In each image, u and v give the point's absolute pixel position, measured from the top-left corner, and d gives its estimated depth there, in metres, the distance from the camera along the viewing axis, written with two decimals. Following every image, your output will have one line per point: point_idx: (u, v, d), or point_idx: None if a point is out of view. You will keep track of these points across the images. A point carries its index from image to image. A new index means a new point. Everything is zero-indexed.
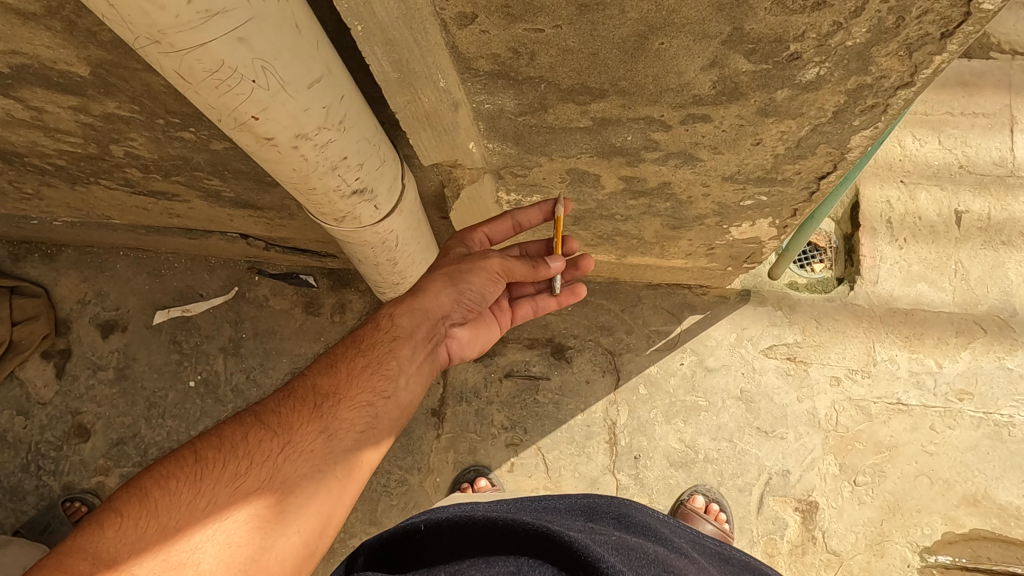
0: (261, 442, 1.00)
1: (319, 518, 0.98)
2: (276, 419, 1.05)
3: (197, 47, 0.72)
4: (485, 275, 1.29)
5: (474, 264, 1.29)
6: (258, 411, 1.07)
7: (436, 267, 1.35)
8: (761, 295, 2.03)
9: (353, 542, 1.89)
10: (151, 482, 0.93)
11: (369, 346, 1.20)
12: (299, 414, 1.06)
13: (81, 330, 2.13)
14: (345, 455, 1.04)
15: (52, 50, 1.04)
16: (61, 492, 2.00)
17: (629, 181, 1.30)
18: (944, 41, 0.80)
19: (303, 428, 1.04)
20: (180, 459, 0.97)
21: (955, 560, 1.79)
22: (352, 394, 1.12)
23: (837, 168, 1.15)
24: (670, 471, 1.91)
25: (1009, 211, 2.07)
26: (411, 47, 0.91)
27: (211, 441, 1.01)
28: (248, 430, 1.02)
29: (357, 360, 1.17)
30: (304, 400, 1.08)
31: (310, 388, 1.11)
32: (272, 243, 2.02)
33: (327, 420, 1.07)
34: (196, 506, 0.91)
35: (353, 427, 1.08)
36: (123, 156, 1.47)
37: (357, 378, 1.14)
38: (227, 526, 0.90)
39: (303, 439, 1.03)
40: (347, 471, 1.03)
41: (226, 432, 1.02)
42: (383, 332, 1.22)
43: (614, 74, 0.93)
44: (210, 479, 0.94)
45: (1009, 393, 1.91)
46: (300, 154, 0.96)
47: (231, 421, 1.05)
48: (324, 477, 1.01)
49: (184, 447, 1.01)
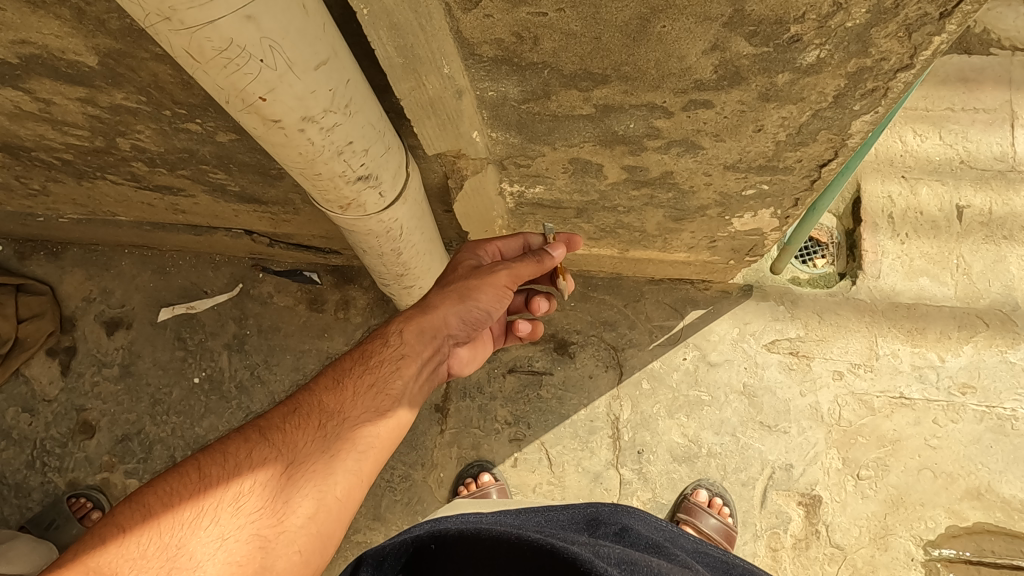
0: (265, 461, 1.01)
1: (319, 537, 0.99)
2: (280, 436, 1.05)
3: (207, 23, 0.73)
4: (494, 291, 1.26)
5: (483, 281, 1.25)
6: (263, 425, 1.07)
7: (448, 280, 1.31)
8: (763, 290, 2.04)
9: (357, 537, 1.91)
10: (154, 499, 0.95)
11: (375, 362, 1.18)
12: (303, 432, 1.06)
13: (86, 328, 2.14)
14: (347, 475, 1.04)
15: (60, 39, 1.06)
16: (65, 488, 2.01)
17: (632, 171, 1.31)
18: (942, 21, 0.81)
19: (307, 447, 1.04)
20: (185, 475, 0.99)
21: (959, 554, 1.79)
22: (357, 412, 1.11)
23: (838, 155, 1.16)
24: (673, 465, 1.92)
25: (1009, 206, 2.08)
26: (416, 31, 0.92)
27: (215, 456, 1.02)
28: (252, 447, 1.03)
29: (363, 377, 1.16)
30: (308, 417, 1.09)
31: (315, 405, 1.11)
32: (277, 239, 2.03)
33: (331, 439, 1.07)
34: (198, 525, 0.93)
35: (356, 447, 1.07)
36: (129, 149, 1.48)
37: (361, 396, 1.13)
38: (227, 546, 0.92)
39: (305, 459, 1.03)
40: (347, 490, 1.04)
41: (231, 448, 1.03)
42: (390, 348, 1.20)
43: (617, 59, 0.94)
44: (213, 498, 0.96)
45: (1012, 387, 1.91)
46: (306, 137, 0.96)
47: (235, 436, 1.06)
48: (326, 497, 1.01)
49: (188, 462, 1.02)
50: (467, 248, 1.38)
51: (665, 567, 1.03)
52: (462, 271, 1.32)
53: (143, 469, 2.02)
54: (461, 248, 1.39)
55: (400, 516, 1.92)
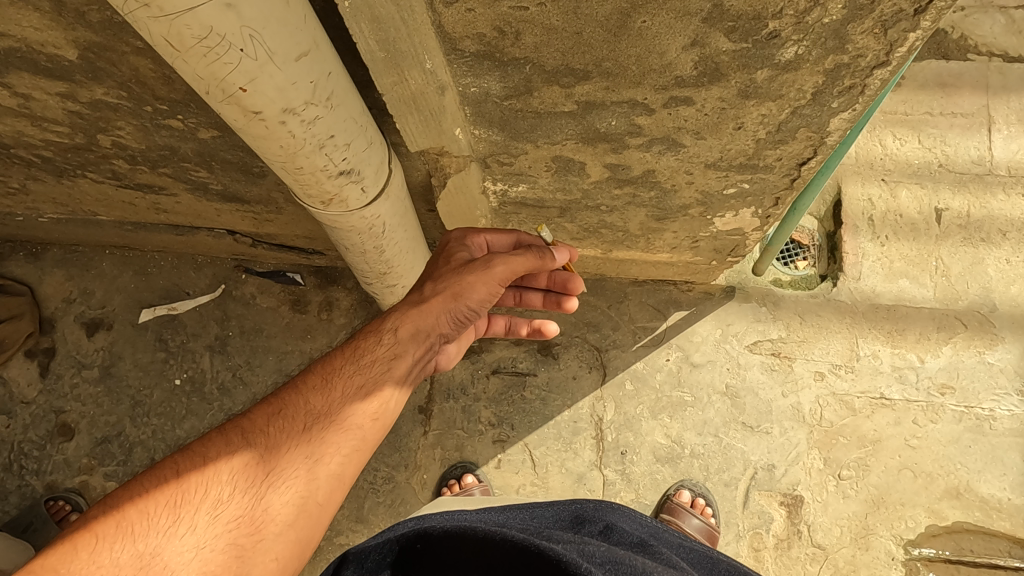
0: (245, 466, 1.00)
1: (296, 544, 0.99)
2: (263, 440, 1.03)
3: (186, 10, 0.73)
4: (487, 288, 1.26)
5: (476, 279, 1.24)
6: (246, 427, 1.05)
7: (440, 274, 1.28)
8: (745, 292, 2.05)
9: (340, 540, 1.89)
10: (129, 503, 0.93)
11: (366, 362, 1.17)
12: (286, 437, 1.04)
13: (66, 329, 2.12)
14: (329, 480, 1.04)
15: (40, 32, 1.05)
16: (43, 491, 1.98)
17: (614, 169, 1.32)
18: (917, 17, 0.82)
19: (290, 452, 1.03)
20: (162, 479, 0.97)
21: (939, 553, 1.81)
22: (343, 415, 1.10)
23: (817, 153, 1.17)
24: (656, 466, 1.92)
25: (987, 209, 2.11)
26: (398, 26, 0.93)
27: (194, 459, 0.99)
28: (234, 451, 1.01)
29: (352, 378, 1.14)
30: (293, 420, 1.07)
31: (301, 406, 1.09)
32: (259, 239, 2.02)
33: (316, 444, 1.05)
34: (173, 533, 0.91)
35: (341, 450, 1.07)
36: (110, 146, 1.47)
37: (349, 397, 1.12)
38: (203, 555, 0.91)
39: (288, 463, 1.02)
40: (328, 495, 1.03)
41: (210, 450, 1.01)
42: (383, 347, 1.19)
43: (598, 54, 0.95)
44: (191, 505, 0.94)
45: (989, 387, 1.94)
46: (287, 130, 0.96)
47: (216, 436, 1.04)
48: (307, 503, 1.01)
49: (166, 464, 1.00)
50: (456, 241, 1.35)
51: (650, 565, 1.03)
52: (454, 266, 1.29)
53: (123, 472, 1.99)
54: (450, 237, 1.36)
55: (383, 518, 1.91)
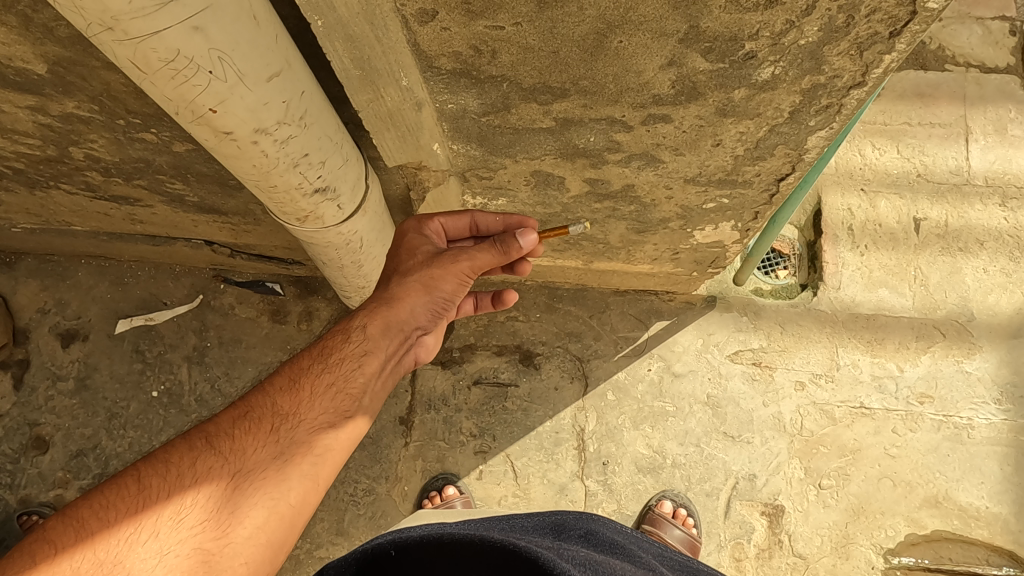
0: (211, 471, 0.98)
1: (267, 547, 0.97)
2: (229, 444, 1.01)
3: (152, 34, 0.72)
4: (456, 279, 1.24)
5: (446, 271, 1.22)
6: (211, 431, 1.03)
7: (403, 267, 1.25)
8: (726, 302, 2.05)
9: (319, 553, 1.87)
10: (89, 513, 0.91)
11: (336, 360, 1.15)
12: (253, 439, 1.03)
13: (41, 340, 2.08)
14: (300, 481, 1.02)
15: (7, 46, 1.03)
16: (17, 506, 1.95)
17: (593, 184, 1.31)
18: (892, 40, 0.82)
19: (258, 456, 1.01)
20: (122, 487, 0.94)
21: (918, 561, 1.82)
22: (313, 415, 1.08)
23: (795, 169, 1.17)
24: (638, 476, 1.92)
25: (964, 219, 2.12)
26: (373, 45, 0.91)
27: (156, 466, 0.97)
28: (198, 456, 0.99)
29: (321, 377, 1.13)
30: (260, 420, 1.05)
31: (268, 408, 1.07)
32: (238, 250, 2.00)
33: (284, 443, 1.04)
34: (136, 540, 0.89)
35: (312, 451, 1.05)
36: (82, 158, 1.44)
37: (319, 397, 1.10)
38: (168, 561, 0.89)
39: (255, 467, 1.00)
40: (301, 496, 1.02)
41: (173, 456, 0.99)
42: (352, 344, 1.17)
43: (575, 73, 0.94)
44: (154, 511, 0.92)
45: (967, 396, 1.95)
46: (260, 149, 0.95)
47: (180, 442, 1.02)
48: (277, 505, 0.99)
49: (127, 472, 0.97)
50: (412, 225, 1.29)
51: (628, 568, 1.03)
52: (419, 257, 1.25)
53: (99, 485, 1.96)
54: (405, 222, 1.30)
55: (363, 531, 1.89)
